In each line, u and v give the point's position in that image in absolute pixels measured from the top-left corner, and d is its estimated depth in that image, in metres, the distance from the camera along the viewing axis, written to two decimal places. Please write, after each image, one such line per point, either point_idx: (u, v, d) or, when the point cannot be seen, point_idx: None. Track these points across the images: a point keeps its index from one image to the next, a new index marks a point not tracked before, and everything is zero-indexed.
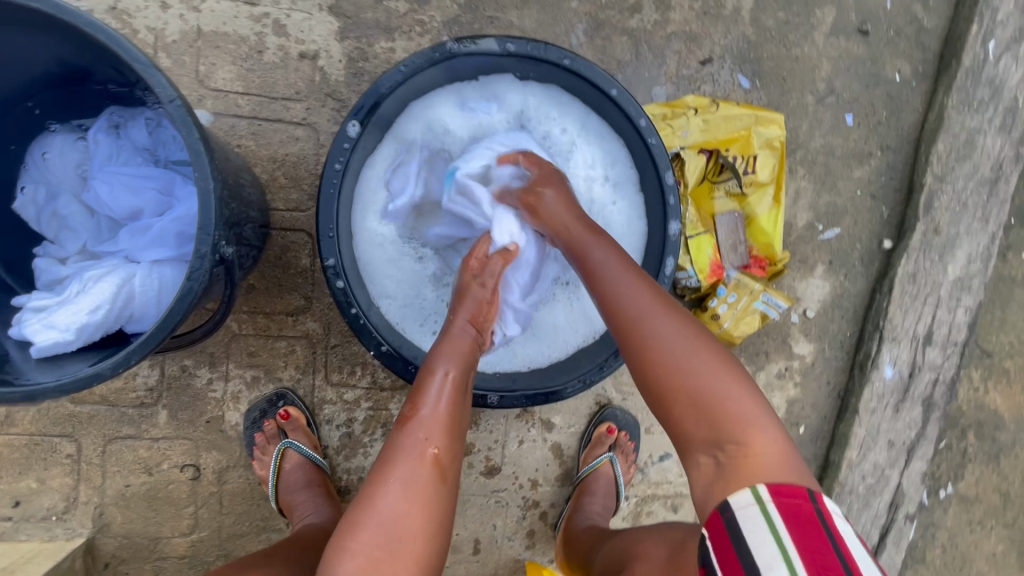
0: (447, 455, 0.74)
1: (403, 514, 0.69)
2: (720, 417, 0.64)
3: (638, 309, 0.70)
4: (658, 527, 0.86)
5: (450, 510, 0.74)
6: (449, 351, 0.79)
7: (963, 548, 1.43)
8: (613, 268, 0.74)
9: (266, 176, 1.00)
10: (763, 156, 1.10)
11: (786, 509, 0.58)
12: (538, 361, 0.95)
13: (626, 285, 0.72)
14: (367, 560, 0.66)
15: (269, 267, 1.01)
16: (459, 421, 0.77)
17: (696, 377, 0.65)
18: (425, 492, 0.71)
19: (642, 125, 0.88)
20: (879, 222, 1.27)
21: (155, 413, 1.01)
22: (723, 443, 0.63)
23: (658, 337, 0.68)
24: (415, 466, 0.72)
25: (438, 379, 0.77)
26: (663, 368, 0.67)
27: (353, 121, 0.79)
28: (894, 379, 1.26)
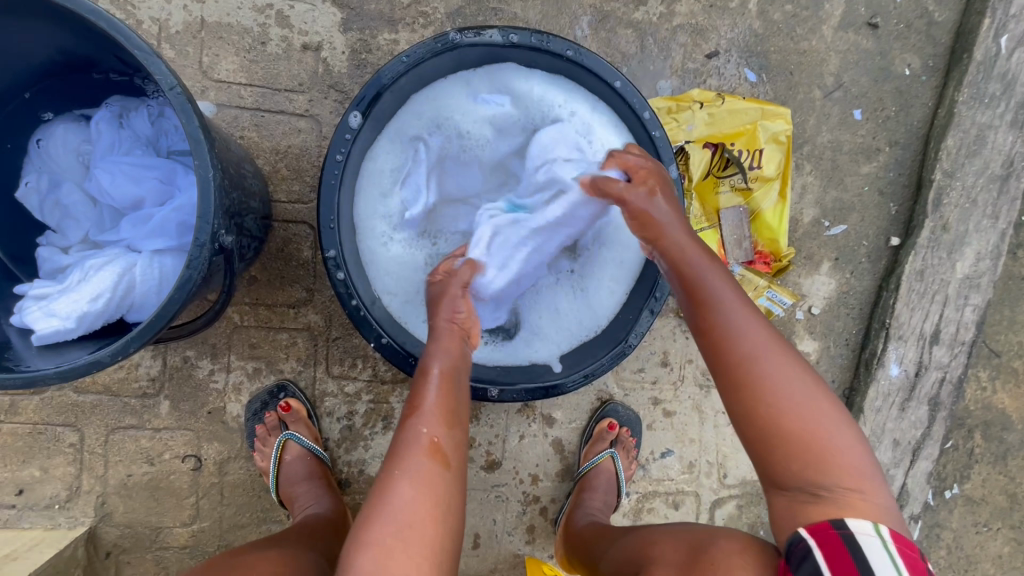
0: (448, 444, 0.73)
1: (408, 502, 0.67)
2: (830, 457, 0.63)
3: (756, 345, 0.67)
4: (667, 526, 0.81)
5: (458, 500, 0.71)
6: (441, 348, 0.80)
7: (968, 550, 1.42)
8: (728, 295, 0.71)
9: (269, 168, 1.00)
10: (769, 150, 1.09)
11: (905, 554, 0.57)
12: (539, 357, 0.94)
13: (742, 314, 0.69)
14: (381, 549, 0.64)
15: (271, 258, 1.01)
16: (458, 411, 0.76)
17: (809, 414, 0.64)
18: (429, 480, 0.69)
19: (646, 118, 0.87)
20: (886, 218, 1.26)
21: (157, 404, 1.01)
22: (830, 482, 0.62)
23: (777, 370, 0.65)
24: (417, 458, 0.70)
25: (433, 374, 0.77)
26: (780, 401, 0.64)
27: (355, 112, 0.79)
28: (900, 378, 1.24)
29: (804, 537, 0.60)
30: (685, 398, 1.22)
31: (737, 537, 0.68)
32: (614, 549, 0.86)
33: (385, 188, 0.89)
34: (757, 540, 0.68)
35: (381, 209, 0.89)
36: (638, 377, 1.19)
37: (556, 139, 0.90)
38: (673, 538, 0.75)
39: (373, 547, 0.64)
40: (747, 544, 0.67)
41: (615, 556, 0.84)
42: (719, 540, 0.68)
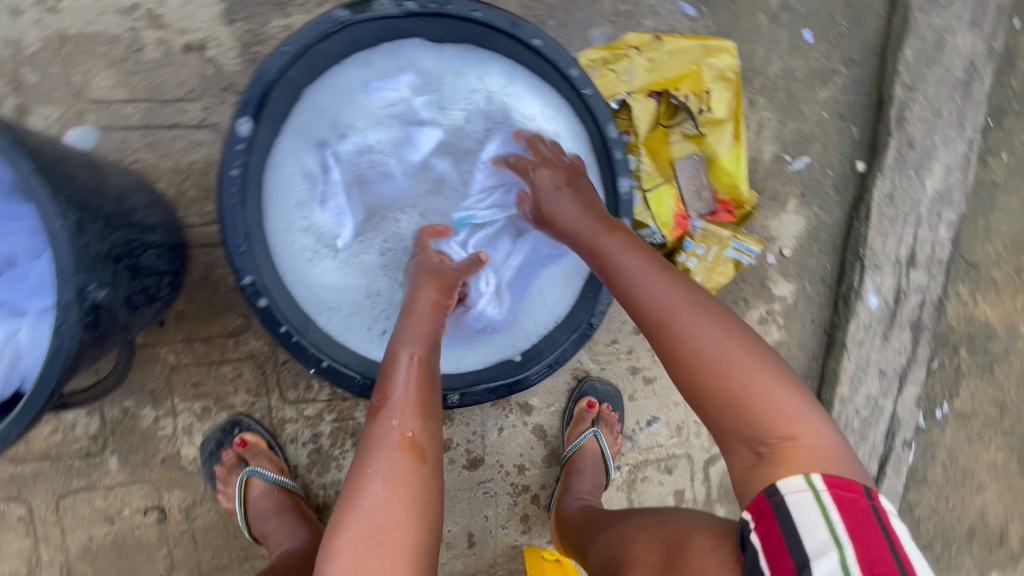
0: (424, 437, 0.67)
1: (383, 504, 0.61)
2: (756, 408, 0.60)
3: (664, 311, 0.65)
4: (644, 515, 0.76)
5: (438, 493, 0.65)
6: (413, 332, 0.73)
7: (963, 463, 1.42)
8: (638, 261, 0.69)
9: (173, 190, 0.89)
10: (717, 90, 1.00)
11: (841, 499, 0.55)
12: (497, 355, 0.88)
13: (652, 278, 0.67)
14: (354, 557, 0.59)
15: (197, 289, 0.93)
16: (434, 401, 0.70)
17: (733, 368, 0.61)
18: (406, 477, 0.63)
19: (573, 76, 0.78)
20: (851, 144, 1.18)
21: (104, 461, 0.94)
22: (762, 435, 0.60)
23: (693, 330, 0.63)
24: (390, 454, 0.64)
25: (404, 362, 0.71)
26: (699, 364, 0.62)
27: (242, 119, 0.69)
28: (880, 308, 1.20)
29: (746, 520, 0.58)
30: None
31: (710, 530, 0.64)
32: (599, 544, 0.81)
33: (299, 199, 0.80)
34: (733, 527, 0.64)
35: (300, 221, 0.81)
36: (612, 348, 1.14)
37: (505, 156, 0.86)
38: (649, 532, 0.69)
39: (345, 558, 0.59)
40: (719, 537, 0.62)
41: (595, 554, 0.79)
42: (695, 537, 0.63)
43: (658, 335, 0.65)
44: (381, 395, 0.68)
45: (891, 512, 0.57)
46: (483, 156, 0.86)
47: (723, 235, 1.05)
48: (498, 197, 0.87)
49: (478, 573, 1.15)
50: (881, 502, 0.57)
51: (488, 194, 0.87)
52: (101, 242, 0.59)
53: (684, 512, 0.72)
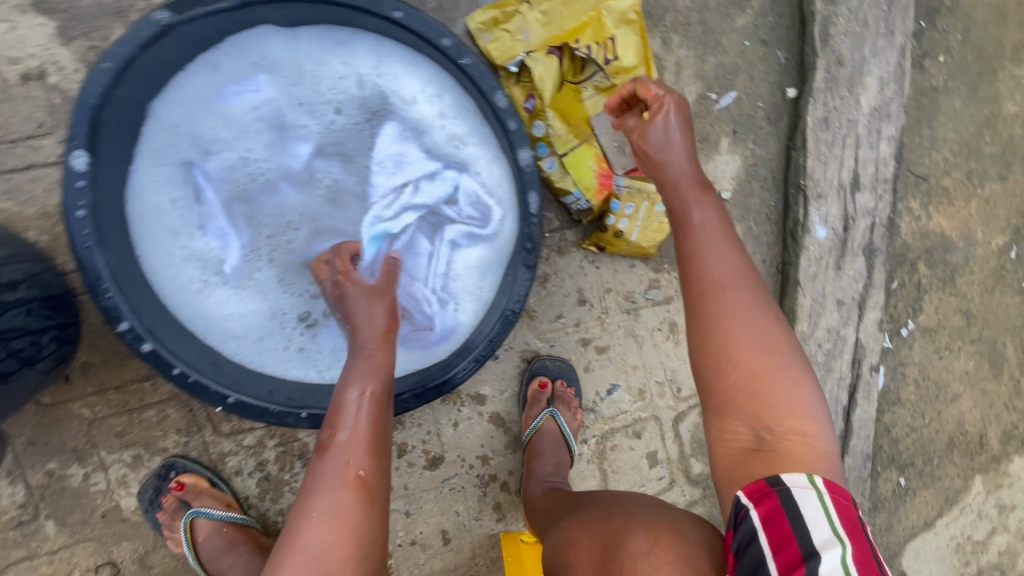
0: (374, 478, 0.64)
1: (325, 548, 0.58)
2: (774, 395, 0.56)
3: (721, 278, 0.60)
4: (584, 512, 0.75)
5: (384, 537, 0.63)
6: (366, 365, 0.68)
7: (934, 377, 1.41)
8: (710, 228, 0.63)
9: (45, 236, 0.82)
10: (622, 35, 0.92)
11: (840, 506, 0.53)
12: (423, 358, 0.82)
13: (716, 246, 0.62)
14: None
15: (97, 337, 0.87)
16: (386, 438, 0.67)
17: (770, 351, 0.58)
18: (352, 520, 0.60)
19: (445, 46, 0.71)
20: (777, 69, 1.12)
21: (41, 527, 0.90)
22: (772, 423, 0.56)
23: (747, 303, 0.59)
24: (338, 495, 0.61)
25: (353, 397, 0.66)
26: (740, 333, 0.58)
27: (76, 152, 0.62)
28: (829, 238, 1.16)
29: (741, 499, 0.55)
30: (615, 328, 1.13)
31: (645, 528, 0.64)
32: (552, 534, 0.78)
33: (175, 226, 0.74)
34: (668, 526, 0.64)
35: (181, 251, 0.74)
36: (558, 324, 1.10)
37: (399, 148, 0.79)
38: (588, 533, 0.69)
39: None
40: (655, 538, 0.62)
41: (548, 548, 0.77)
42: (631, 538, 0.63)
43: (699, 298, 0.60)
44: (331, 433, 0.64)
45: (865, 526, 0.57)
46: (376, 157, 0.79)
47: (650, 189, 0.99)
48: (403, 198, 0.79)
49: (459, 569, 1.13)
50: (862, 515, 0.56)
51: (391, 198, 0.79)
52: None
53: (622, 508, 0.71)
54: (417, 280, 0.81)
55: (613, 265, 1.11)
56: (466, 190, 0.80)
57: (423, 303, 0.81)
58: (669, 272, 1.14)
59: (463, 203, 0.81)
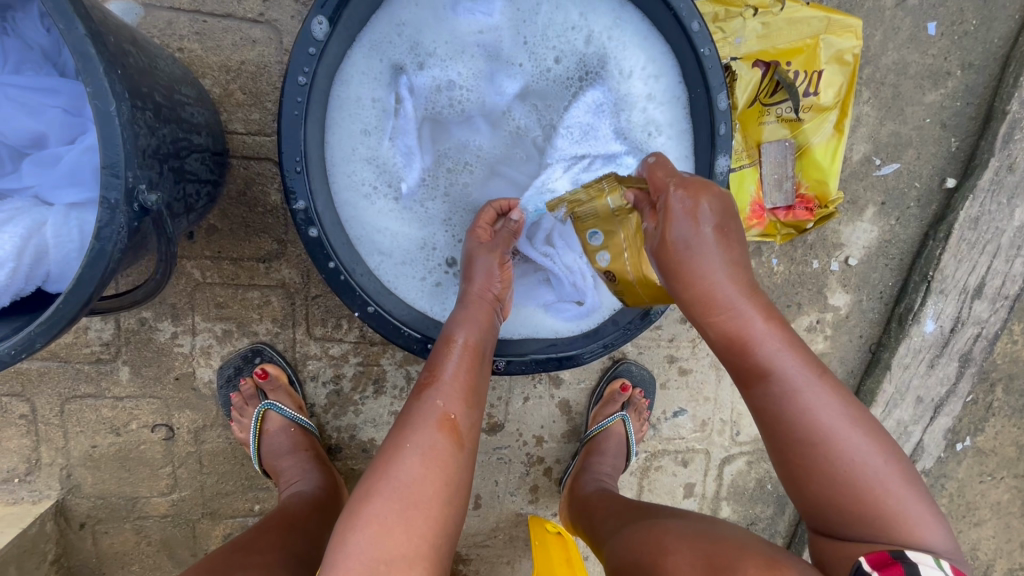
0: (466, 423, 0.68)
1: (417, 479, 0.62)
2: (888, 507, 0.58)
3: (817, 427, 0.59)
4: (680, 528, 0.74)
5: (468, 481, 0.67)
6: (466, 318, 0.73)
7: (969, 497, 1.41)
8: (783, 362, 0.60)
9: (219, 90, 0.80)
10: (829, 72, 0.91)
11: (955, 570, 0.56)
12: (546, 330, 0.83)
13: (802, 391, 0.60)
14: (380, 527, 0.59)
15: (232, 204, 0.85)
16: (480, 388, 0.71)
17: (873, 467, 0.59)
18: (443, 458, 0.64)
19: (694, 29, 0.68)
20: (946, 155, 1.09)
21: (115, 370, 0.89)
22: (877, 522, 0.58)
23: (837, 440, 0.59)
24: (431, 431, 0.65)
25: (456, 346, 0.70)
26: (843, 470, 0.59)
27: (319, 18, 0.60)
28: (934, 335, 1.15)
29: (863, 562, 0.57)
30: (703, 355, 1.12)
31: (762, 563, 0.62)
32: (621, 537, 0.80)
33: (366, 124, 0.71)
34: (783, 561, 0.63)
35: (362, 151, 0.72)
36: (654, 334, 1.09)
37: (598, 116, 0.76)
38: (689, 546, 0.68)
39: (375, 525, 0.59)
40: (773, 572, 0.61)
41: (612, 553, 0.79)
42: (746, 567, 0.62)
43: (792, 451, 0.61)
44: (433, 374, 0.68)
45: None
46: (567, 121, 0.75)
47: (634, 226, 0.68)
48: (576, 169, 0.75)
49: (477, 534, 1.14)
50: None
51: (567, 165, 0.76)
52: (150, 135, 0.51)
53: (726, 537, 0.70)
54: (572, 253, 0.79)
55: None
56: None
57: (574, 276, 0.79)
58: None
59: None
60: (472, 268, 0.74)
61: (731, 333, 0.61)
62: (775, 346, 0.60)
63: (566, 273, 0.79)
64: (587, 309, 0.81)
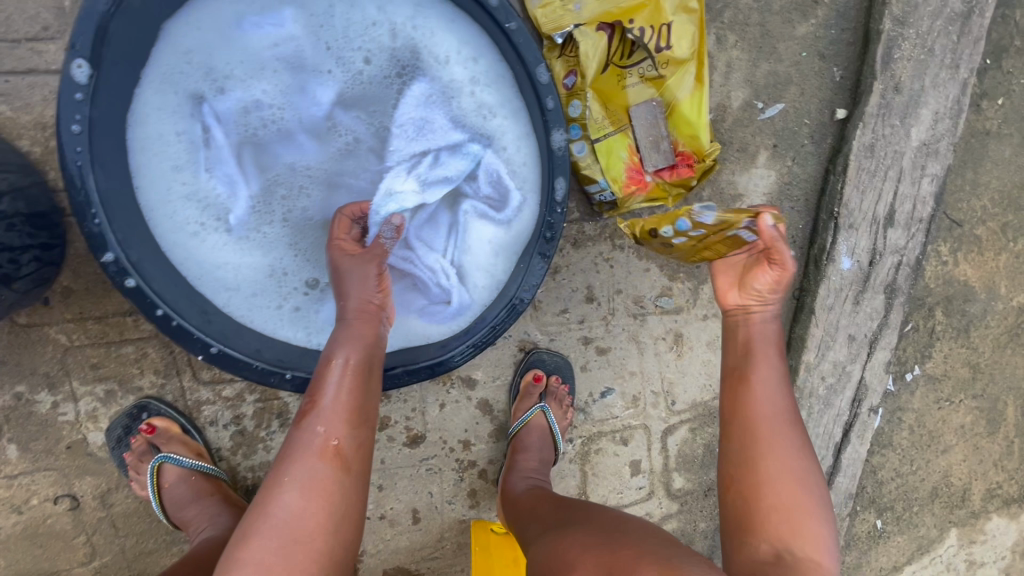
0: (351, 446, 0.64)
1: (297, 514, 0.59)
2: (804, 525, 0.65)
3: (779, 421, 0.70)
4: (582, 534, 0.71)
5: (359, 506, 0.64)
6: (350, 334, 0.68)
7: (931, 426, 1.37)
8: (765, 370, 0.72)
9: (39, 149, 0.77)
10: (678, 23, 0.87)
11: None
12: (424, 337, 0.81)
13: (773, 392, 0.71)
14: (258, 569, 0.57)
15: (82, 262, 0.82)
16: (369, 408, 0.67)
17: (806, 480, 0.67)
18: (324, 488, 0.61)
19: (493, 5, 0.66)
20: (830, 87, 1.05)
21: (2, 450, 0.87)
22: (799, 554, 0.63)
23: (797, 475, 0.67)
24: (313, 463, 0.62)
25: (338, 365, 0.66)
26: (784, 466, 0.67)
27: (77, 60, 0.56)
28: (853, 271, 1.11)
29: None
30: (618, 331, 1.09)
31: (658, 569, 0.60)
32: (541, 542, 0.76)
33: (176, 160, 0.69)
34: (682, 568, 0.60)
35: (181, 187, 0.69)
36: (562, 319, 1.06)
37: (426, 111, 0.73)
38: (591, 557, 0.65)
39: (251, 567, 0.57)
40: None
41: (532, 556, 0.75)
42: None
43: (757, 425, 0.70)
44: (314, 398, 0.64)
45: None
46: (398, 119, 0.73)
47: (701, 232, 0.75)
48: (419, 169, 0.72)
49: (424, 548, 1.11)
50: None
51: (408, 166, 0.73)
52: None
53: (627, 540, 0.67)
54: (432, 251, 0.78)
55: (627, 266, 1.06)
56: (485, 168, 0.75)
57: (437, 276, 0.77)
58: (684, 282, 1.10)
59: (481, 184, 0.77)
60: (342, 282, 0.69)
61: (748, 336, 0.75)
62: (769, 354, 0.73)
63: (432, 275, 0.77)
64: (457, 309, 0.79)
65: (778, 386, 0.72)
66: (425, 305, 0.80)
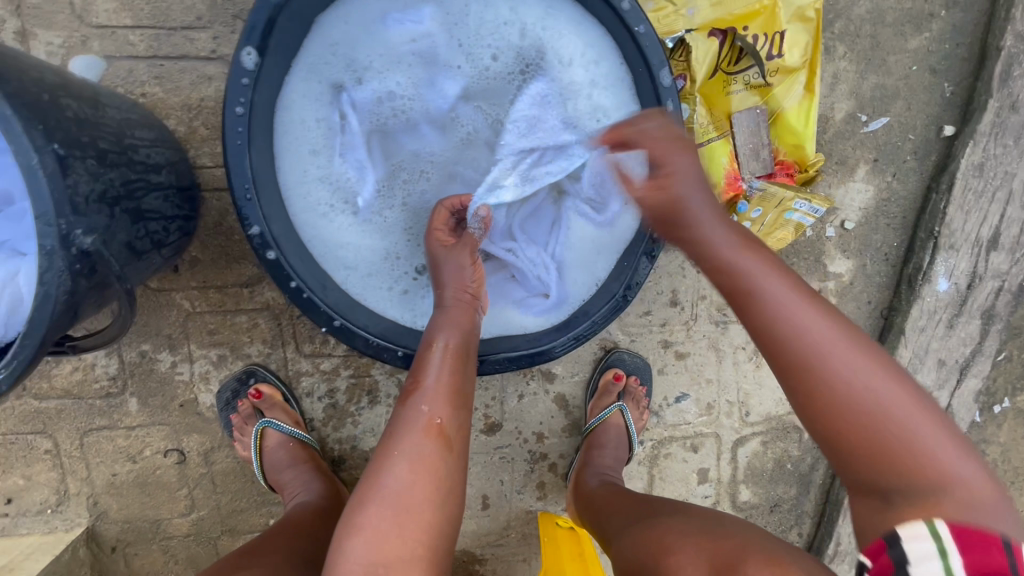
0: (453, 426, 0.66)
1: (408, 485, 0.61)
2: (901, 446, 0.51)
3: (817, 345, 0.53)
4: (674, 520, 0.74)
5: (460, 482, 0.66)
6: (447, 320, 0.72)
7: (1017, 463, 1.29)
8: (778, 292, 0.55)
9: (183, 128, 0.83)
10: (792, 31, 0.87)
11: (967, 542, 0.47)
12: (520, 326, 0.83)
13: (797, 310, 0.54)
14: (375, 533, 0.59)
15: (210, 235, 0.89)
16: (466, 390, 0.70)
17: (875, 388, 0.52)
18: (431, 462, 0.63)
19: (625, 8, 0.67)
20: (940, 103, 1.02)
21: (125, 402, 0.94)
22: (908, 491, 0.50)
23: (908, 428, 0.51)
24: (419, 438, 0.64)
25: (438, 348, 0.69)
26: (848, 398, 0.52)
27: (248, 48, 0.61)
28: (950, 295, 1.07)
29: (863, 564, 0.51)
30: (699, 337, 1.09)
31: (763, 560, 0.61)
32: (625, 536, 0.77)
33: (314, 145, 0.74)
34: (789, 562, 0.61)
35: (315, 170, 0.74)
36: (644, 320, 1.07)
37: (542, 110, 0.76)
38: (692, 544, 0.66)
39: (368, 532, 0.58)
40: (776, 568, 0.59)
41: (617, 549, 0.77)
42: (748, 565, 0.60)
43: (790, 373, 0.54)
44: (416, 378, 0.68)
45: None
46: (512, 116, 0.76)
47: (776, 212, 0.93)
48: (526, 164, 0.76)
49: (489, 534, 1.14)
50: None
51: (516, 161, 0.76)
52: (94, 181, 0.54)
53: (725, 531, 0.68)
54: (534, 245, 0.81)
55: None
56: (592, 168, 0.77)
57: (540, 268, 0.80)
58: None
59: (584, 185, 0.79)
60: (440, 273, 0.74)
61: (714, 263, 0.58)
62: (756, 265, 0.57)
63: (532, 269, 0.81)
64: (556, 300, 0.81)
65: (812, 314, 0.55)
66: (523, 298, 0.83)
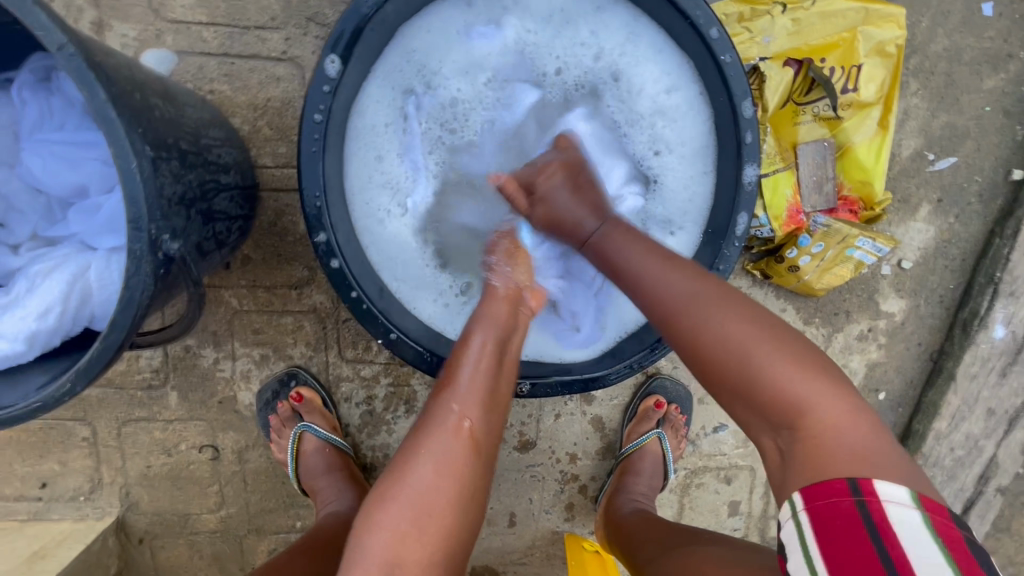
0: (483, 430, 0.58)
1: (432, 488, 0.54)
2: (767, 378, 0.51)
3: (683, 301, 0.56)
4: (709, 551, 0.68)
5: (485, 488, 0.58)
6: (487, 318, 0.64)
7: None
8: (636, 254, 0.61)
9: (248, 127, 0.84)
10: (869, 66, 0.85)
11: (821, 511, 0.45)
12: (554, 357, 0.80)
13: (657, 273, 0.59)
14: (393, 536, 0.51)
15: (264, 235, 0.88)
16: (501, 394, 0.62)
17: (734, 334, 0.53)
18: (460, 467, 0.55)
19: (713, 36, 0.65)
20: (1010, 146, 0.99)
21: (165, 395, 0.94)
22: (783, 417, 0.50)
23: (766, 368, 0.51)
24: (446, 437, 0.56)
25: (476, 346, 0.61)
26: (716, 348, 0.53)
27: (332, 56, 0.61)
28: (1006, 342, 1.02)
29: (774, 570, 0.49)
30: None
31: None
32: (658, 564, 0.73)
33: (380, 149, 0.73)
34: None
35: (379, 178, 0.73)
36: None
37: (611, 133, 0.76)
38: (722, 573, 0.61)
39: (382, 534, 0.51)
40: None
41: None
42: None
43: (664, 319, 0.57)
44: (448, 374, 0.60)
45: (895, 499, 0.43)
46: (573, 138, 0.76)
47: (838, 250, 0.91)
48: None
49: (513, 553, 1.13)
50: (877, 492, 0.44)
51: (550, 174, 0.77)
52: (175, 183, 0.53)
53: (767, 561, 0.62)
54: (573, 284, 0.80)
55: (764, 303, 1.03)
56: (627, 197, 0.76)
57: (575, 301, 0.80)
58: (818, 327, 1.06)
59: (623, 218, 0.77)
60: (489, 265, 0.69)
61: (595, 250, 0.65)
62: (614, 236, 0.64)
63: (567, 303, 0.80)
64: (586, 335, 0.80)
65: (680, 275, 0.58)
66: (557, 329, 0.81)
